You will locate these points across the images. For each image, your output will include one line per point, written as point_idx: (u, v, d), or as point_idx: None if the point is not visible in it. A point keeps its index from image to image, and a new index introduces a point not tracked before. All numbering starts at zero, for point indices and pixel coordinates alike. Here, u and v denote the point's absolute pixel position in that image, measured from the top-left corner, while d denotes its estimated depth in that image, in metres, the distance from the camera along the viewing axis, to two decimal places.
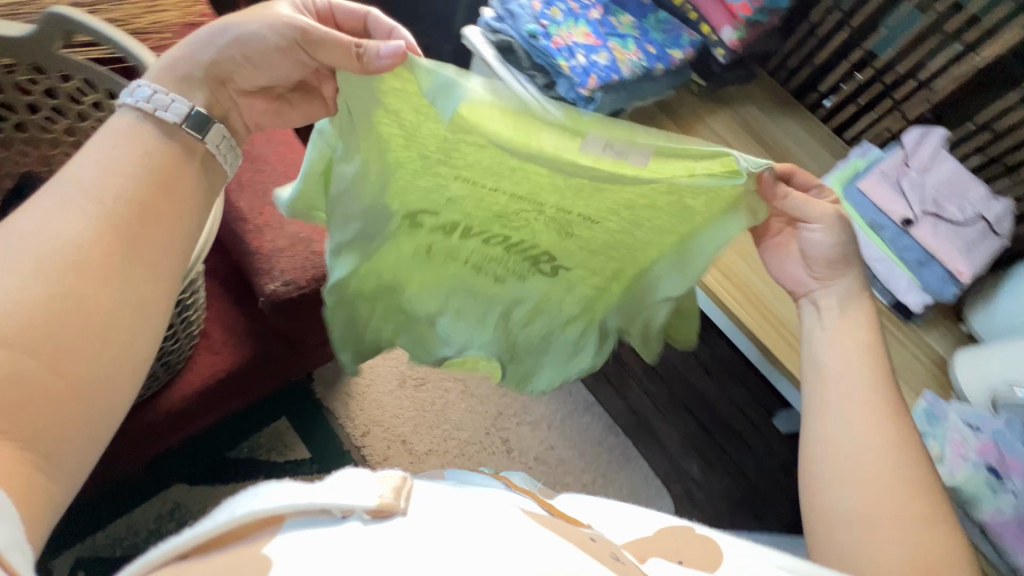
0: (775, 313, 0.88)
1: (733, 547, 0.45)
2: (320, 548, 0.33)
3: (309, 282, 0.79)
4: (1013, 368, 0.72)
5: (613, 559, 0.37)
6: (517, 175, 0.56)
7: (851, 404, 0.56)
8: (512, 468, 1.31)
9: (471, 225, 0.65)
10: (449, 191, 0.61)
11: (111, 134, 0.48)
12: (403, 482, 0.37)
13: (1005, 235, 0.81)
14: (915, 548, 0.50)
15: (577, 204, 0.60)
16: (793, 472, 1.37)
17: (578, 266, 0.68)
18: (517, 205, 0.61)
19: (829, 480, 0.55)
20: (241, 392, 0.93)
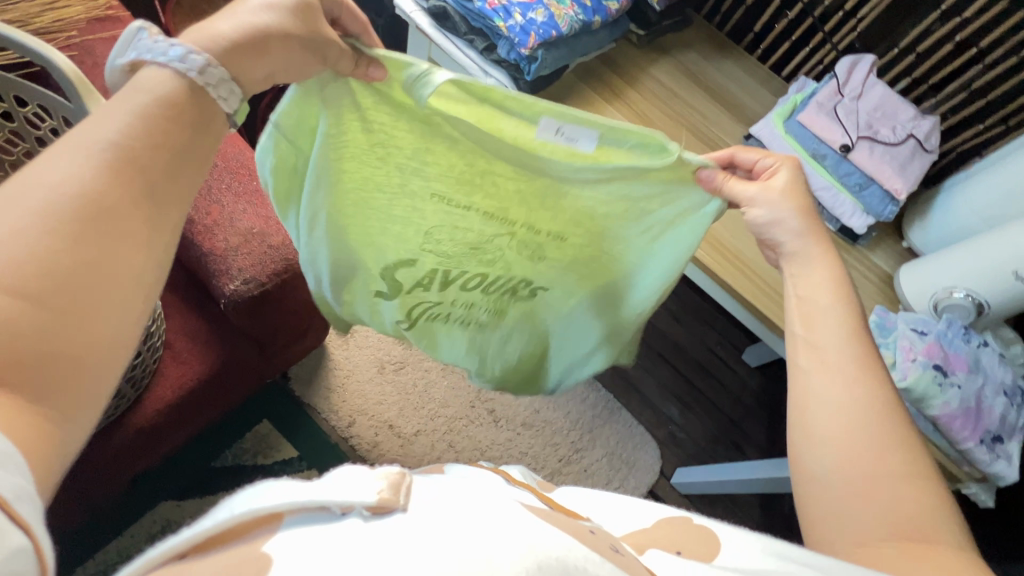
0: (744, 261, 0.84)
1: (731, 538, 0.43)
2: (323, 537, 0.33)
3: (269, 277, 0.77)
4: (951, 274, 0.78)
5: (613, 553, 0.37)
6: (487, 179, 0.59)
7: (819, 364, 0.51)
8: (500, 436, 1.33)
9: (449, 251, 0.68)
10: (424, 221, 0.64)
11: (150, 90, 0.36)
12: (401, 478, 0.38)
13: (933, 150, 0.86)
14: (897, 504, 0.44)
15: (544, 220, 0.63)
16: (760, 400, 1.54)
17: (560, 263, 0.69)
18: (495, 195, 0.61)
19: (804, 441, 0.50)
20: (216, 398, 0.90)
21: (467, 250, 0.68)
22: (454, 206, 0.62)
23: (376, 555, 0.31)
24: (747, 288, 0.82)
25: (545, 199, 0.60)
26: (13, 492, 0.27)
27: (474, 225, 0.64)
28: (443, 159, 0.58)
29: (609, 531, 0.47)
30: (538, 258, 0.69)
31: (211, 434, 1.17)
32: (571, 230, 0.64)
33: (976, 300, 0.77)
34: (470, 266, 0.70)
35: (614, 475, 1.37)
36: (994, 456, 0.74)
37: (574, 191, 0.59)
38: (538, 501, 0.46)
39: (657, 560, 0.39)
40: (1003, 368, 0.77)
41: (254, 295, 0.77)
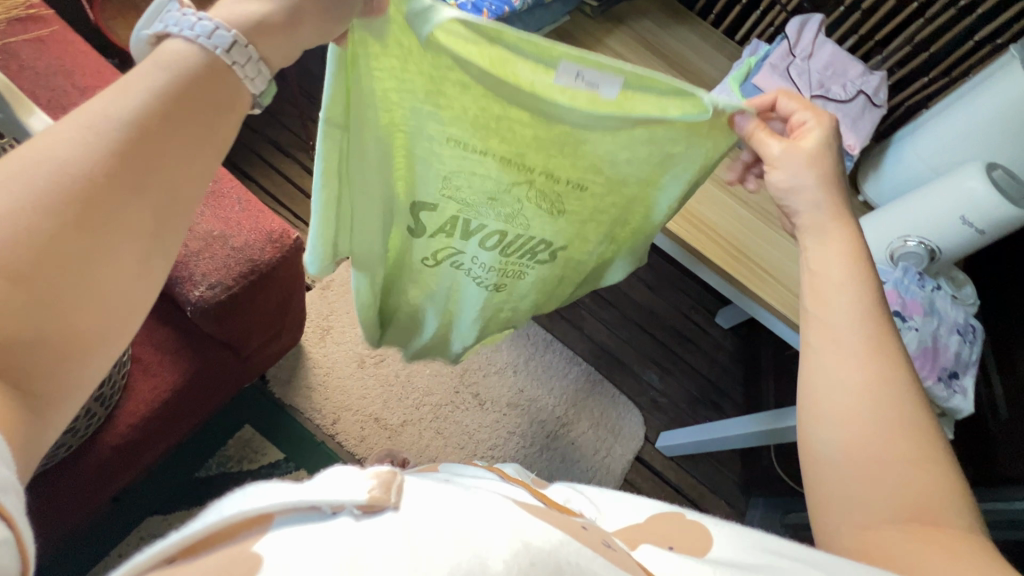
0: (713, 228, 0.85)
1: (721, 530, 0.45)
2: (316, 535, 0.33)
3: (236, 279, 0.75)
4: (910, 227, 0.81)
5: (604, 547, 0.39)
6: (503, 125, 0.57)
7: (828, 348, 0.50)
8: (487, 418, 1.34)
9: (468, 199, 0.66)
10: (443, 167, 0.62)
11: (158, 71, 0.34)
12: (392, 476, 0.38)
13: (882, 104, 0.88)
14: (905, 485, 0.45)
15: (564, 167, 0.61)
16: (735, 359, 1.60)
17: (580, 215, 0.68)
18: (520, 139, 0.58)
19: (810, 423, 0.50)
20: (192, 407, 0.88)
21: (486, 201, 0.66)
22: (471, 152, 0.60)
23: (369, 554, 0.31)
24: (715, 253, 0.84)
25: (566, 146, 0.58)
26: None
27: (491, 179, 0.63)
28: (460, 108, 0.56)
29: (602, 525, 0.49)
30: (558, 209, 0.67)
31: (192, 443, 1.14)
32: (591, 175, 0.62)
33: (930, 247, 0.81)
34: (491, 220, 0.68)
35: (601, 445, 1.40)
36: (951, 392, 0.78)
37: (602, 136, 0.57)
38: (534, 499, 0.48)
39: (649, 554, 0.41)
40: (956, 309, 0.81)
41: (222, 299, 0.74)
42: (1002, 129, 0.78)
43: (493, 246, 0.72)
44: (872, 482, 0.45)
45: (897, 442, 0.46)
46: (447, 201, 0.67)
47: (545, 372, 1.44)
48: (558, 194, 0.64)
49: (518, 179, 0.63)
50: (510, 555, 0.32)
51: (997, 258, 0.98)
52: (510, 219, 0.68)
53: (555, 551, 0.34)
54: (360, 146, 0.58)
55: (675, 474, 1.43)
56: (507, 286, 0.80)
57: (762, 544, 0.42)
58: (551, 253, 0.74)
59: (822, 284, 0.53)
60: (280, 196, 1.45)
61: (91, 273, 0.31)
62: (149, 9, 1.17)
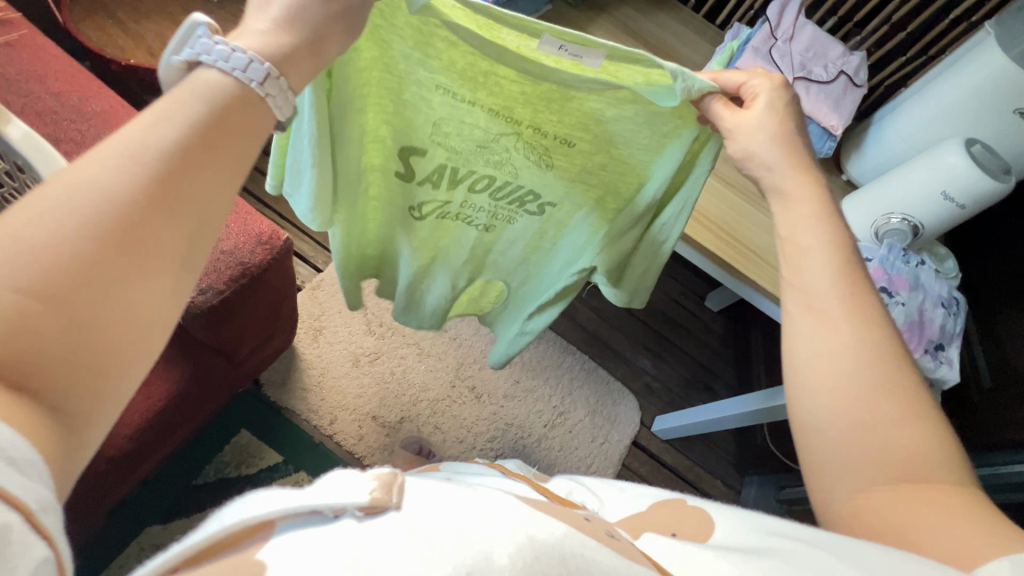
0: (703, 213, 0.86)
1: (722, 513, 0.46)
2: (318, 543, 0.33)
3: (227, 283, 0.74)
4: (891, 203, 0.83)
5: (607, 537, 0.39)
6: (491, 82, 0.56)
7: (807, 315, 0.51)
8: (484, 410, 1.35)
9: (456, 147, 0.66)
10: (430, 116, 0.62)
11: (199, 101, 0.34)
12: (392, 477, 0.38)
13: (864, 84, 0.89)
14: (893, 445, 0.46)
15: (551, 122, 0.61)
16: (725, 341, 1.62)
17: (568, 172, 0.67)
18: (507, 93, 0.57)
19: (796, 391, 0.51)
20: (186, 415, 0.87)
21: (473, 147, 0.66)
22: (460, 102, 0.59)
23: (374, 555, 0.32)
24: (705, 238, 0.85)
25: (555, 103, 0.58)
26: (40, 502, 0.26)
27: (481, 126, 0.62)
28: (449, 62, 0.55)
29: (604, 517, 0.51)
30: (547, 162, 0.66)
31: (188, 451, 1.13)
32: (581, 129, 0.61)
33: (913, 223, 0.83)
34: (478, 168, 0.68)
35: (598, 431, 1.41)
36: (938, 363, 0.79)
37: (579, 100, 0.57)
38: (534, 493, 0.49)
39: (651, 544, 0.42)
40: (940, 282, 0.83)
41: (213, 304, 0.73)
42: (977, 105, 0.80)
43: (482, 194, 0.73)
44: (860, 448, 0.47)
45: (892, 412, 0.47)
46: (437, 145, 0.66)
47: (539, 362, 1.44)
48: (545, 149, 0.64)
49: (506, 127, 0.62)
50: (515, 545, 0.33)
51: (974, 231, 1.00)
52: (497, 164, 0.67)
53: (558, 543, 0.35)
54: (347, 93, 0.58)
55: (672, 456, 1.46)
56: (499, 228, 0.79)
57: (763, 526, 0.43)
58: (540, 204, 0.73)
59: (798, 256, 0.54)
60: (263, 197, 1.43)
61: (117, 284, 0.29)
62: (119, 9, 1.14)
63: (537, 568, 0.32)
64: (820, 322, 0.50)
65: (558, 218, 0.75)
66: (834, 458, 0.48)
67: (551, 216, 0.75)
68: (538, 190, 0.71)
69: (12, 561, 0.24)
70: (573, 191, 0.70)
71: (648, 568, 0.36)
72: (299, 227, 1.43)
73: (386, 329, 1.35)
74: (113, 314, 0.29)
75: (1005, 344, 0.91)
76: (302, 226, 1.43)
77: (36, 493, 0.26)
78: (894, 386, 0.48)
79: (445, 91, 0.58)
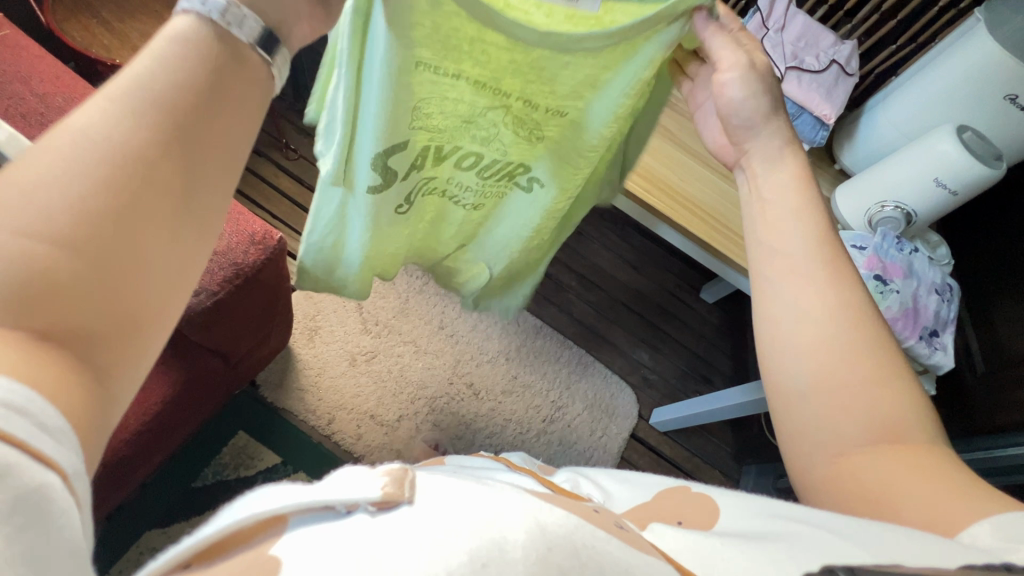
0: (698, 205, 0.86)
1: (730, 500, 0.46)
2: (335, 535, 0.34)
3: (221, 284, 0.73)
4: (881, 186, 0.84)
5: (618, 528, 0.39)
6: (478, 51, 0.53)
7: (790, 278, 0.52)
8: (482, 407, 1.35)
9: (441, 125, 0.63)
10: (413, 102, 0.57)
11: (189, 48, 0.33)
12: (404, 473, 0.39)
13: (855, 73, 0.89)
14: (874, 412, 0.47)
15: (542, 93, 0.58)
16: (720, 332, 1.63)
17: (559, 143, 0.65)
18: (496, 63, 0.54)
19: (777, 354, 0.52)
20: (183, 417, 0.86)
21: (457, 124, 0.63)
22: (445, 78, 0.55)
23: (389, 557, 0.31)
24: (700, 229, 0.85)
25: (542, 72, 0.55)
26: (74, 469, 0.27)
27: (465, 101, 0.60)
28: (432, 35, 0.50)
29: (610, 508, 0.51)
30: (537, 132, 0.64)
31: (185, 454, 1.12)
32: (584, 87, 0.56)
33: (905, 210, 0.83)
34: (467, 141, 0.66)
35: (597, 425, 1.42)
36: (932, 349, 0.79)
37: (578, 61, 0.53)
38: (539, 485, 0.49)
39: (659, 533, 0.41)
40: (933, 269, 0.83)
41: (208, 305, 0.73)
42: (967, 92, 0.80)
43: (468, 164, 0.70)
44: (843, 413, 0.47)
45: (888, 393, 0.47)
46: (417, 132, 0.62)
47: (535, 356, 1.44)
48: (533, 120, 0.62)
49: (495, 98, 0.59)
50: (528, 533, 0.34)
51: (966, 218, 1.01)
52: (484, 140, 0.66)
53: (569, 534, 0.35)
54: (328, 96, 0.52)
55: (670, 448, 1.46)
56: (485, 204, 0.80)
57: (777, 510, 0.42)
58: (528, 179, 0.72)
59: (778, 219, 0.54)
60: (256, 197, 1.42)
61: (140, 251, 0.30)
62: (104, 8, 1.12)
63: (551, 561, 0.33)
64: (806, 313, 0.50)
65: (549, 204, 0.73)
66: (830, 447, 0.48)
67: (542, 202, 0.73)
68: (528, 160, 0.69)
69: (58, 520, 0.26)
70: (565, 171, 0.67)
71: (658, 559, 0.36)
72: (292, 227, 1.42)
73: (382, 328, 1.34)
74: (142, 283, 0.31)
75: (998, 328, 0.92)
76: (295, 226, 1.42)
77: (69, 460, 0.27)
78: (887, 369, 0.48)
79: (427, 68, 0.53)
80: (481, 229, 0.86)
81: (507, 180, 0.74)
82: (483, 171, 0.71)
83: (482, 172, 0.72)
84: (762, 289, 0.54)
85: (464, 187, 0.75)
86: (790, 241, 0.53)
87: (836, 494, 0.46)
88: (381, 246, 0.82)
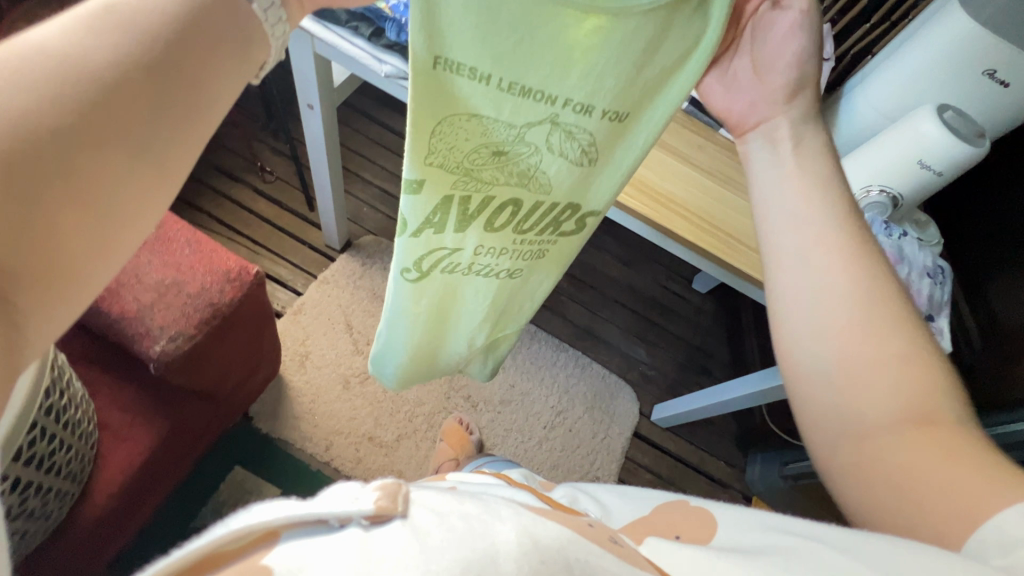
0: (682, 205, 0.84)
1: (729, 513, 0.45)
2: (330, 550, 0.32)
3: (197, 326, 0.70)
4: (866, 171, 0.82)
5: (612, 542, 0.40)
6: (521, 43, 0.46)
7: (811, 246, 0.50)
8: (481, 420, 1.33)
9: (480, 156, 0.56)
10: (450, 118, 0.51)
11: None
12: (398, 486, 0.37)
13: (831, 57, 0.88)
14: (903, 389, 0.45)
15: (599, 91, 0.49)
16: (715, 320, 1.62)
17: (615, 162, 0.57)
18: (540, 56, 0.47)
19: (802, 332, 0.50)
20: (173, 461, 0.84)
21: (491, 159, 0.56)
22: (484, 88, 0.49)
23: (386, 558, 0.31)
24: (686, 230, 0.83)
25: (593, 64, 0.47)
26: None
27: (502, 127, 0.53)
28: (466, 24, 0.44)
29: (610, 524, 0.50)
30: (590, 157, 0.56)
31: (181, 495, 1.10)
32: (646, 73, 0.48)
33: (890, 193, 0.82)
34: (508, 177, 0.59)
35: (598, 428, 1.40)
36: None
37: (646, 25, 0.45)
38: (536, 501, 0.48)
39: (655, 548, 0.41)
40: (923, 252, 0.81)
41: (186, 349, 0.69)
42: (948, 68, 0.79)
43: (510, 205, 0.63)
44: (869, 390, 0.46)
45: (914, 372, 0.46)
46: (455, 160, 0.56)
47: (533, 364, 1.43)
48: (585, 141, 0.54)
49: (541, 116, 0.52)
50: (518, 535, 0.35)
51: (951, 194, 1.00)
52: (520, 177, 0.59)
53: (561, 543, 0.35)
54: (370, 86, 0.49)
55: (674, 444, 1.45)
56: (526, 260, 0.72)
57: (773, 525, 0.41)
58: (579, 220, 0.65)
59: (803, 182, 0.51)
60: (234, 224, 1.39)
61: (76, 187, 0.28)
62: None
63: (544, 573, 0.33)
64: (822, 290, 0.49)
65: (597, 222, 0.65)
66: (853, 428, 0.47)
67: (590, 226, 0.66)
68: (579, 194, 0.61)
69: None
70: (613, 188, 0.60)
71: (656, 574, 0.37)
72: (274, 251, 1.39)
73: None
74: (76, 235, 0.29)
75: (992, 302, 0.92)
76: (277, 250, 1.39)
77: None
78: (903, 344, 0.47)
79: (457, 68, 0.47)
80: (526, 288, 0.79)
81: (554, 222, 0.65)
82: (527, 212, 0.64)
83: (526, 214, 0.64)
84: (778, 260, 0.52)
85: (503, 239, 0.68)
86: (810, 209, 0.50)
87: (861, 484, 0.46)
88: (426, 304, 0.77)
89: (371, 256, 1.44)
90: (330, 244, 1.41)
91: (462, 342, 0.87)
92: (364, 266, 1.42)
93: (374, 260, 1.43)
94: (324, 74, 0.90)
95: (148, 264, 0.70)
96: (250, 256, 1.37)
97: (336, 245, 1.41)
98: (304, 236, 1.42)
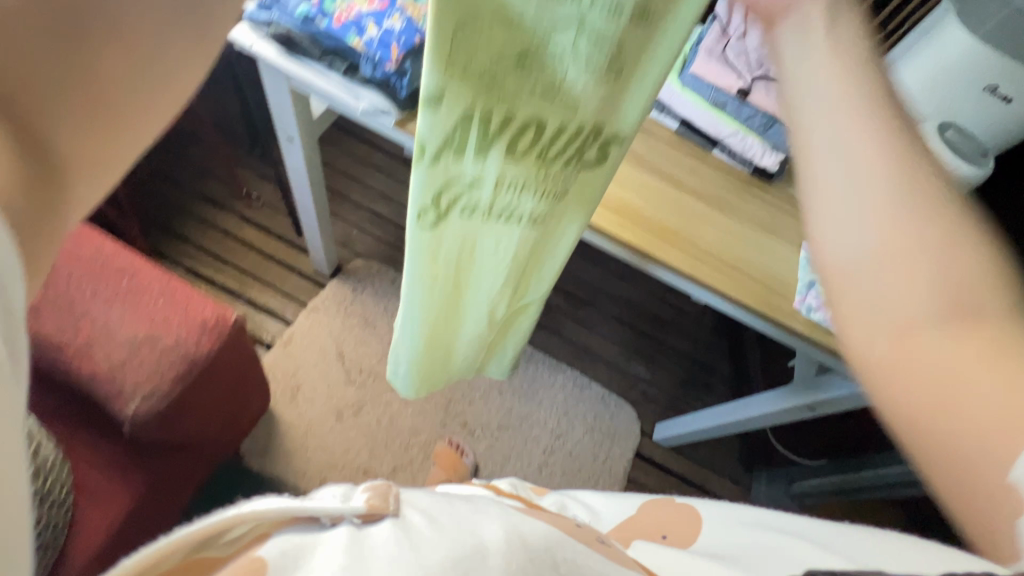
0: (676, 233, 0.81)
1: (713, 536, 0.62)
2: (329, 539, 0.44)
3: (173, 382, 0.67)
4: None
5: (602, 543, 0.55)
6: None
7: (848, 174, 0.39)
8: (479, 447, 1.30)
9: (498, 73, 0.47)
10: (463, 25, 0.42)
11: None
12: (388, 489, 0.52)
13: None
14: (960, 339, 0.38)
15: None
16: (716, 333, 1.59)
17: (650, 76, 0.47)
18: None
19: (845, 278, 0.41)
20: (155, 514, 0.80)
21: (514, 74, 0.47)
22: None
23: (381, 554, 0.43)
24: (682, 259, 0.80)
25: None
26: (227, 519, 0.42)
27: (524, 33, 0.43)
28: None
29: (599, 528, 0.71)
30: (622, 69, 0.46)
31: None
32: None
33: None
34: (532, 101, 0.50)
35: (599, 449, 1.37)
36: None
37: None
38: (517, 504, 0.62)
39: (641, 551, 0.62)
40: None
41: (162, 407, 0.66)
42: (948, 84, 0.76)
43: (535, 138, 0.54)
44: (918, 355, 0.39)
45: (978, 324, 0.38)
46: (471, 79, 0.46)
47: (531, 386, 1.40)
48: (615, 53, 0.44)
49: (568, 22, 0.42)
50: (505, 531, 0.49)
51: None
52: (546, 95, 0.49)
53: (547, 544, 0.49)
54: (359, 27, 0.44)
55: (678, 463, 1.42)
56: (551, 203, 0.64)
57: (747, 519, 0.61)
58: (602, 148, 0.57)
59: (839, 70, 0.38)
60: (221, 253, 1.36)
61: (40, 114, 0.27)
62: None
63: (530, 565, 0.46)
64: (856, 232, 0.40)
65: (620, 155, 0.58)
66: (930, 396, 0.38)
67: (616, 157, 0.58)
68: (609, 116, 0.52)
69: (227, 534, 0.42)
70: (640, 107, 0.51)
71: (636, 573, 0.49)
72: (262, 279, 1.36)
73: (367, 376, 1.30)
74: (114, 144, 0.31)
75: None
76: (266, 278, 1.36)
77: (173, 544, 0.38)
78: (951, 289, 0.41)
79: None
80: (548, 236, 0.71)
81: (580, 156, 0.57)
82: (552, 146, 0.55)
83: (549, 148, 0.55)
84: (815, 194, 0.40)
85: (526, 180, 0.59)
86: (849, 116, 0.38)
87: (921, 461, 0.40)
88: (448, 266, 0.70)
89: (361, 281, 1.41)
90: (319, 270, 1.38)
91: (482, 311, 0.81)
92: (355, 291, 1.39)
93: (365, 284, 1.41)
94: (302, 107, 0.87)
95: (121, 319, 0.67)
96: (238, 286, 1.34)
97: (326, 272, 1.38)
98: (292, 263, 1.39)
